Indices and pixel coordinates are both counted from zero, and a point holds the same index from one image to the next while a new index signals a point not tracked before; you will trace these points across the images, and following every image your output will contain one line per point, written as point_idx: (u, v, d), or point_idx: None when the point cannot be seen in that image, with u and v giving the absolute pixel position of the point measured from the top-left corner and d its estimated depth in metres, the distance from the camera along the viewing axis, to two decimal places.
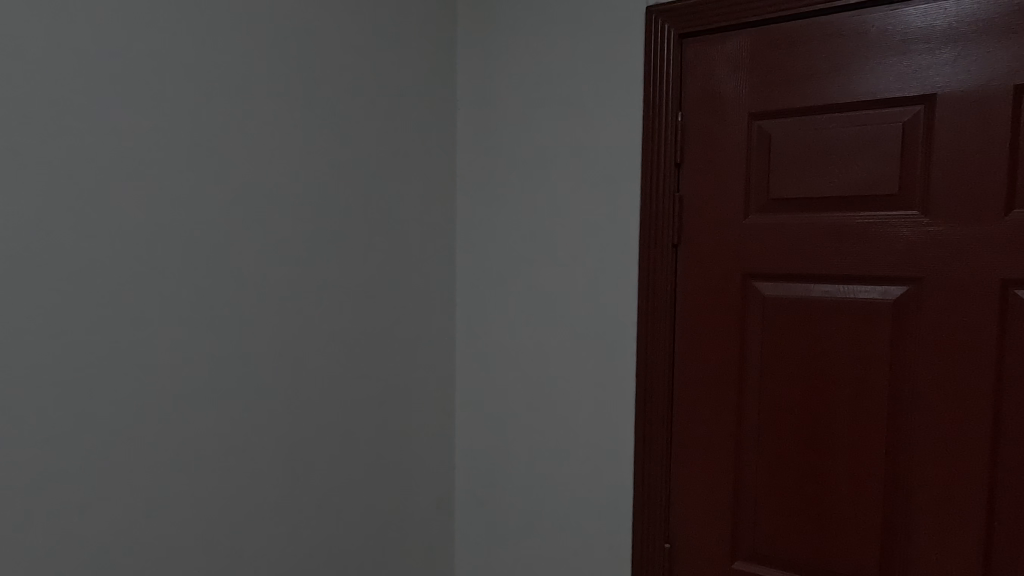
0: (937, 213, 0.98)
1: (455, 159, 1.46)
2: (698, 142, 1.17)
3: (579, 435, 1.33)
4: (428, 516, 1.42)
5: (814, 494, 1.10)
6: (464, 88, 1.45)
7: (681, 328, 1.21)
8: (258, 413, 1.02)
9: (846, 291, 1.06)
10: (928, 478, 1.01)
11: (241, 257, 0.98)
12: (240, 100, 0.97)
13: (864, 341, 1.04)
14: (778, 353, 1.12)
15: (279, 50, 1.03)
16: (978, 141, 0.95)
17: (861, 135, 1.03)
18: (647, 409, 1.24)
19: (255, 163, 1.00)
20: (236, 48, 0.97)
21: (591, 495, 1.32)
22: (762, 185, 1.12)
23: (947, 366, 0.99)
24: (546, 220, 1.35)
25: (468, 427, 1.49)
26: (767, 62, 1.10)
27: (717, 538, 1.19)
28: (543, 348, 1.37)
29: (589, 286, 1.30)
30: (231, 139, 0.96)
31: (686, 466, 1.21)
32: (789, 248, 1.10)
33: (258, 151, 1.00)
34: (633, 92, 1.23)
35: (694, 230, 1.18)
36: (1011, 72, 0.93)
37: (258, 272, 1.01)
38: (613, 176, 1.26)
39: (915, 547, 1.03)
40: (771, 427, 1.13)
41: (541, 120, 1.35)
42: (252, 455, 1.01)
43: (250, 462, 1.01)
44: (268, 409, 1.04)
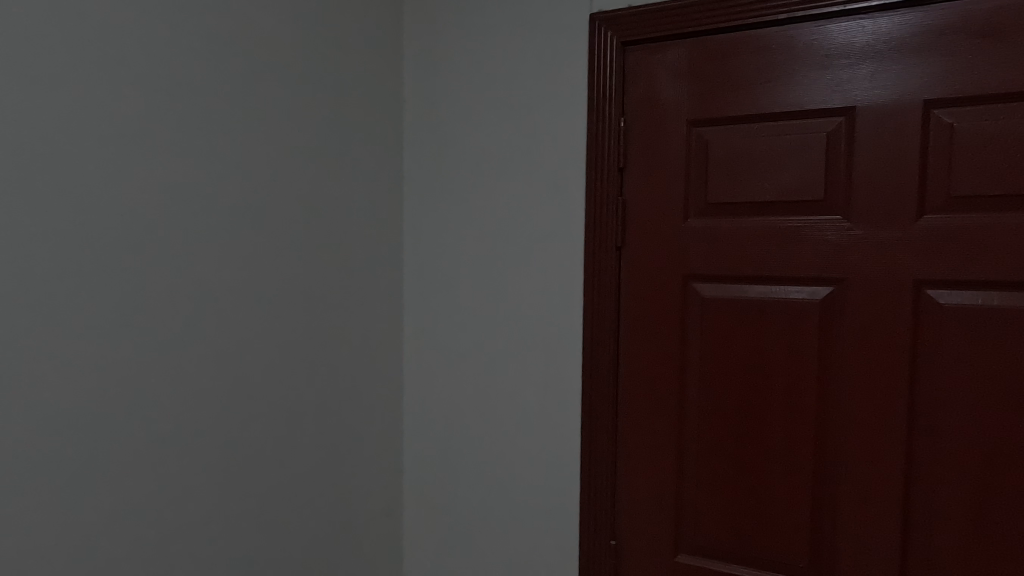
0: (858, 218, 1.05)
1: (401, 161, 1.44)
2: (640, 148, 1.21)
3: (527, 436, 1.34)
4: (375, 522, 1.40)
5: (751, 486, 1.15)
6: (410, 91, 1.44)
7: (626, 329, 1.23)
8: (195, 421, 0.98)
9: (778, 291, 1.11)
10: (852, 470, 1.07)
11: (177, 259, 0.94)
12: (177, 96, 0.94)
13: (794, 339, 1.10)
14: (717, 352, 1.16)
15: (218, 45, 1.00)
16: (894, 151, 1.02)
17: (789, 144, 1.09)
18: (594, 409, 1.26)
19: (194, 161, 0.96)
20: (173, 42, 0.93)
21: (539, 496, 1.33)
22: (701, 190, 1.17)
23: (868, 362, 1.06)
24: (493, 223, 1.35)
25: (416, 432, 1.47)
26: (704, 72, 1.15)
27: (662, 532, 1.22)
28: (490, 350, 1.37)
29: (535, 288, 1.31)
30: (167, 137, 0.93)
31: (631, 465, 1.24)
32: (727, 251, 1.14)
33: (196, 148, 0.97)
34: (578, 97, 1.25)
35: (638, 233, 1.22)
36: (922, 87, 1.00)
37: (194, 275, 0.97)
38: (560, 179, 1.28)
39: (841, 533, 1.09)
40: (710, 425, 1.17)
41: (487, 123, 1.35)
42: (186, 467, 0.97)
43: (187, 473, 0.97)
44: (206, 416, 1.00)
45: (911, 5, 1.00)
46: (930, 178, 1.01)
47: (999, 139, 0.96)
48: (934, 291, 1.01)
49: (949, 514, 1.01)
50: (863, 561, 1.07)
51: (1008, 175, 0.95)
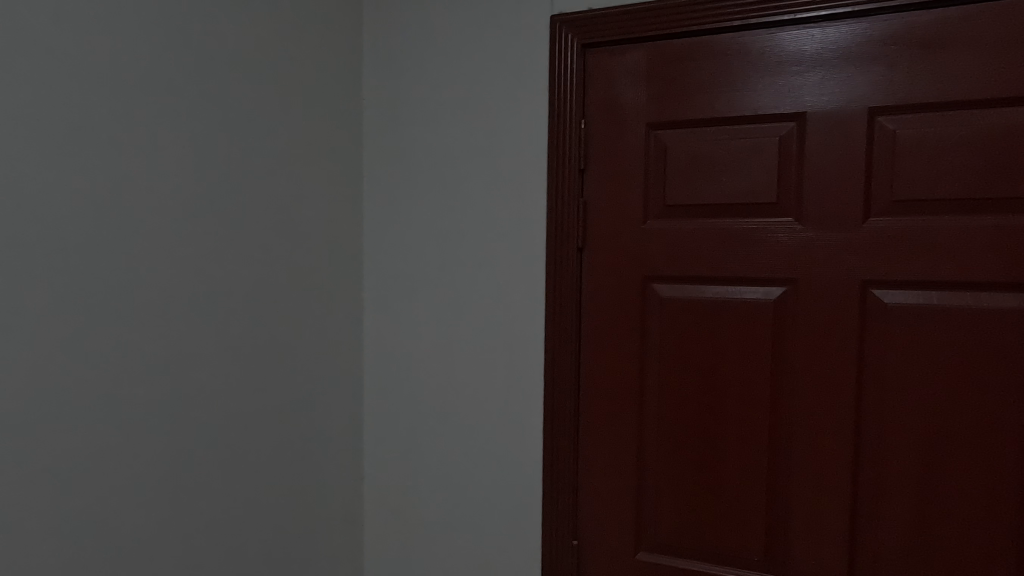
0: (808, 221, 1.08)
1: (361, 160, 1.42)
2: (601, 150, 1.22)
3: (489, 438, 1.33)
4: (333, 529, 1.36)
5: (708, 483, 1.17)
6: (370, 90, 1.41)
7: (587, 329, 1.24)
8: (144, 427, 0.94)
9: (734, 292, 1.14)
10: (804, 464, 1.10)
11: (125, 257, 0.90)
12: (127, 88, 0.90)
13: (749, 338, 1.13)
14: (675, 352, 1.18)
15: (169, 36, 0.96)
16: (841, 156, 1.06)
17: (744, 147, 1.12)
18: (555, 410, 1.26)
19: (143, 156, 0.92)
20: (122, 31, 0.89)
21: (502, 498, 1.33)
22: (659, 193, 1.19)
23: (818, 361, 1.09)
24: (454, 224, 1.34)
25: (376, 435, 1.44)
26: (662, 76, 1.16)
27: (623, 531, 1.24)
28: (452, 352, 1.36)
29: (497, 289, 1.31)
30: (116, 130, 0.88)
31: (593, 465, 1.25)
32: (684, 252, 1.16)
33: (146, 142, 0.93)
34: (539, 98, 1.25)
35: (598, 235, 1.23)
36: (867, 94, 1.04)
37: (144, 275, 0.93)
38: (522, 180, 1.28)
39: (794, 527, 1.12)
40: (669, 423, 1.19)
41: (449, 123, 1.34)
42: (135, 474, 0.93)
43: (137, 481, 0.93)
44: (157, 422, 0.96)
45: (857, 16, 1.04)
46: (875, 182, 1.05)
47: (938, 146, 1.00)
48: (880, 291, 1.06)
49: (893, 505, 1.06)
50: (815, 553, 1.11)
51: (946, 180, 1.00)
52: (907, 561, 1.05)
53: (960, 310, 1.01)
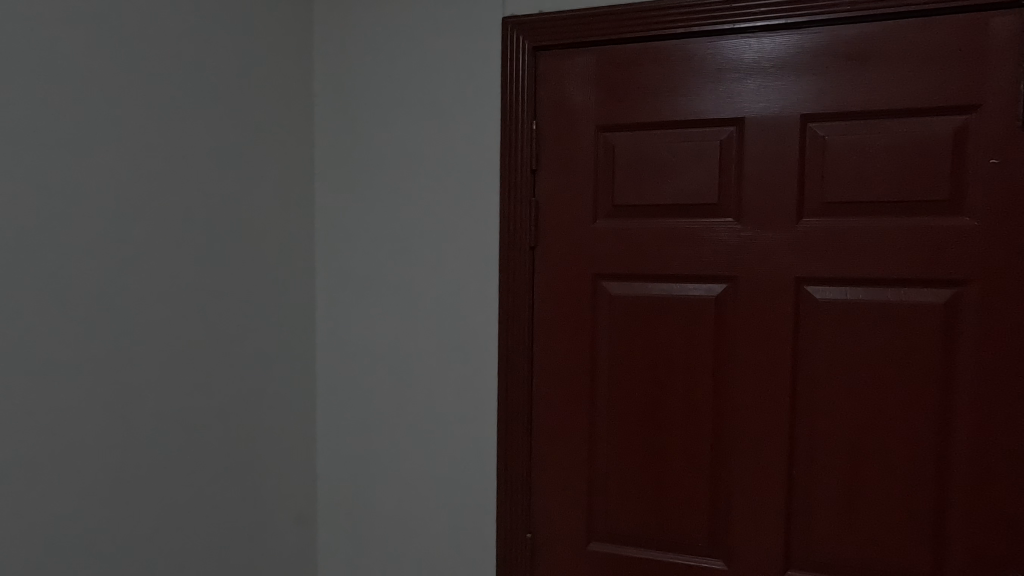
0: (747, 221, 1.14)
1: (313, 157, 1.40)
2: (552, 151, 1.24)
3: (445, 436, 1.34)
4: (286, 532, 1.34)
5: (656, 474, 1.21)
6: (321, 86, 1.39)
7: (540, 326, 1.27)
8: (87, 431, 0.91)
9: (679, 289, 1.19)
10: (744, 452, 1.16)
11: (64, 255, 0.87)
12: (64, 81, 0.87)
13: (692, 333, 1.18)
14: (624, 347, 1.22)
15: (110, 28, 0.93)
16: (777, 160, 1.12)
17: (687, 150, 1.16)
18: (509, 406, 1.28)
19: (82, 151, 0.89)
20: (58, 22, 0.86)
21: (459, 495, 1.34)
22: (608, 193, 1.22)
23: (756, 354, 1.15)
24: (408, 222, 1.34)
25: (330, 436, 1.43)
26: (610, 80, 1.20)
27: (575, 523, 1.27)
28: (407, 351, 1.36)
29: (452, 288, 1.32)
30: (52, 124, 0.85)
31: (546, 459, 1.28)
32: (632, 251, 1.20)
33: (86, 137, 0.90)
34: (493, 99, 1.27)
35: (550, 234, 1.25)
36: (800, 102, 1.10)
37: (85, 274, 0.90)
38: (476, 179, 1.29)
39: (735, 513, 1.17)
40: (619, 417, 1.23)
41: (403, 122, 1.34)
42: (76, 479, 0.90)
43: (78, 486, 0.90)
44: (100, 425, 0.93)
45: (792, 27, 1.10)
46: (808, 185, 1.11)
47: (864, 151, 1.07)
48: (812, 287, 1.12)
49: (825, 488, 1.12)
50: (755, 537, 1.16)
51: (871, 184, 1.07)
52: (838, 541, 1.12)
53: (884, 305, 1.08)
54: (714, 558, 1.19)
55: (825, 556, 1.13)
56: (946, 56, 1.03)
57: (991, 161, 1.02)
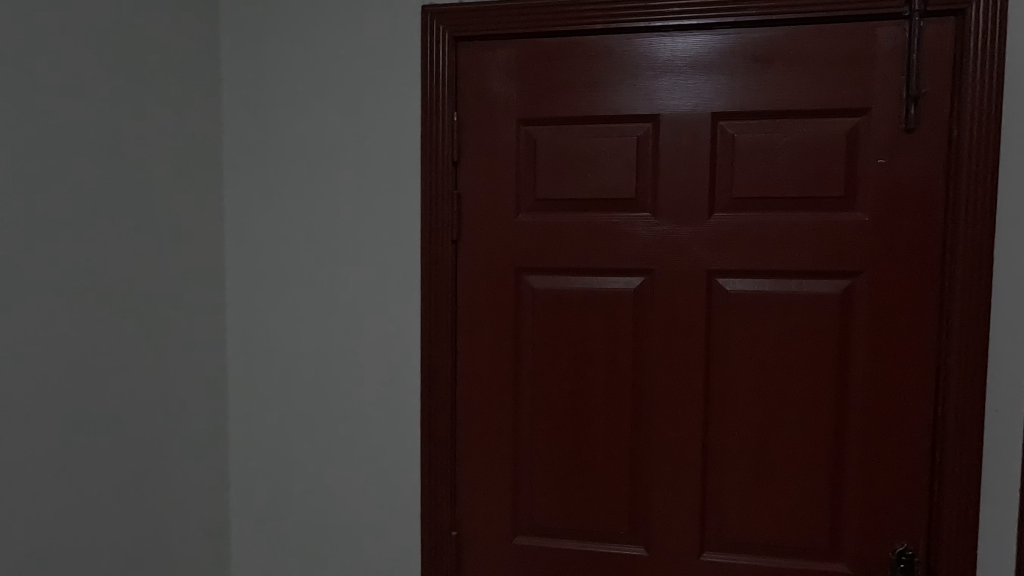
0: (663, 215, 1.17)
1: (220, 144, 1.31)
2: (474, 143, 1.23)
3: (368, 436, 1.29)
4: (193, 545, 1.26)
5: (579, 464, 1.23)
6: (229, 68, 1.30)
7: (463, 321, 1.25)
8: None
9: (600, 282, 1.20)
10: (662, 440, 1.19)
11: None
12: None
13: (613, 325, 1.20)
14: (548, 340, 1.22)
15: None
16: (690, 156, 1.16)
17: (606, 145, 1.18)
18: (433, 403, 1.26)
19: None
20: None
21: (383, 498, 1.29)
22: (530, 186, 1.22)
23: (673, 344, 1.18)
24: (326, 216, 1.28)
25: (243, 441, 1.35)
26: (531, 73, 1.20)
27: (500, 518, 1.26)
28: (327, 349, 1.30)
29: (373, 284, 1.27)
30: None
31: (470, 455, 1.26)
32: (553, 245, 1.21)
33: None
34: (412, 89, 1.23)
35: (473, 228, 1.24)
36: (711, 100, 1.15)
37: None
38: (396, 171, 1.25)
39: (653, 500, 1.21)
40: (543, 410, 1.23)
41: (320, 110, 1.27)
42: None
43: None
44: None
45: (702, 29, 1.14)
46: (718, 181, 1.16)
47: (769, 150, 1.13)
48: (723, 279, 1.17)
49: (735, 471, 1.18)
50: (672, 521, 1.20)
51: (775, 180, 1.13)
52: (748, 522, 1.18)
53: (788, 295, 1.14)
54: (635, 545, 1.22)
55: (737, 536, 1.18)
56: (840, 62, 1.10)
57: (879, 161, 1.10)
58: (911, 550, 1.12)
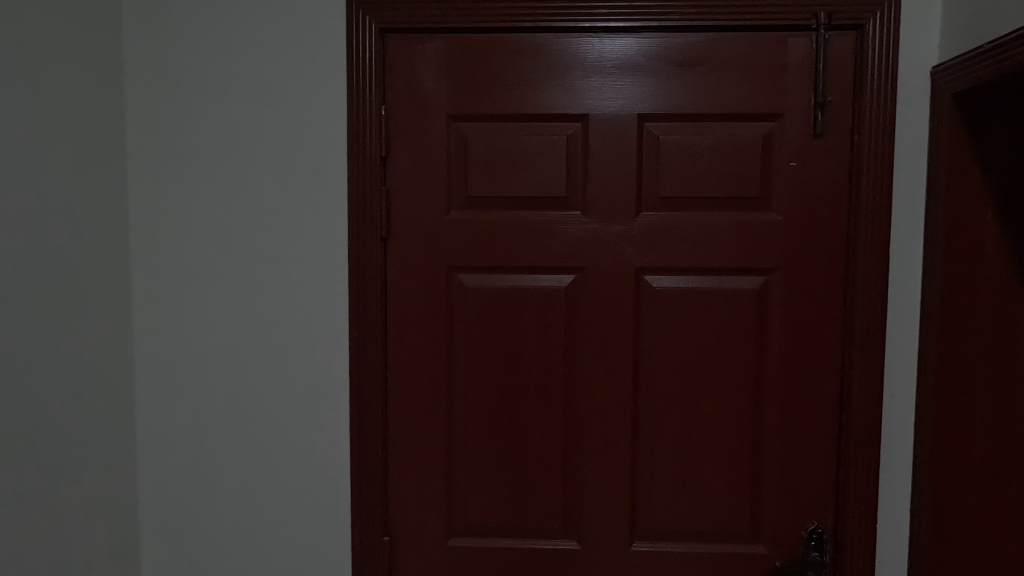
0: (593, 214, 1.19)
1: (123, 133, 1.20)
2: (403, 139, 1.20)
3: (294, 444, 1.23)
4: (97, 569, 1.15)
5: (513, 462, 1.23)
6: (132, 51, 1.20)
7: (394, 321, 1.22)
8: None
9: (532, 280, 1.21)
10: (593, 434, 1.21)
11: None
12: None
13: (546, 323, 1.21)
14: (481, 339, 1.22)
15: None
16: (618, 156, 1.18)
17: (537, 144, 1.19)
18: (362, 406, 1.21)
19: None
20: None
21: (310, 507, 1.24)
22: (461, 183, 1.20)
23: (603, 339, 1.20)
24: (245, 212, 1.21)
25: (153, 453, 1.25)
26: (461, 69, 1.18)
27: (434, 520, 1.24)
28: (248, 353, 1.23)
29: (298, 284, 1.21)
30: None
31: (402, 457, 1.23)
32: (485, 243, 1.20)
33: None
34: (337, 80, 1.18)
35: (403, 225, 1.21)
36: (638, 102, 1.17)
37: None
38: (321, 166, 1.19)
39: (586, 493, 1.22)
40: (476, 409, 1.22)
41: (236, 100, 1.20)
42: None
43: None
44: None
45: (628, 31, 1.16)
46: (645, 180, 1.19)
47: (691, 152, 1.17)
48: (650, 277, 1.20)
49: (662, 462, 1.22)
50: (604, 514, 1.23)
51: (698, 181, 1.17)
52: (675, 510, 1.22)
53: (710, 291, 1.19)
54: (568, 539, 1.24)
55: (664, 525, 1.22)
56: (756, 69, 1.15)
57: (791, 163, 1.16)
58: (820, 528, 1.20)
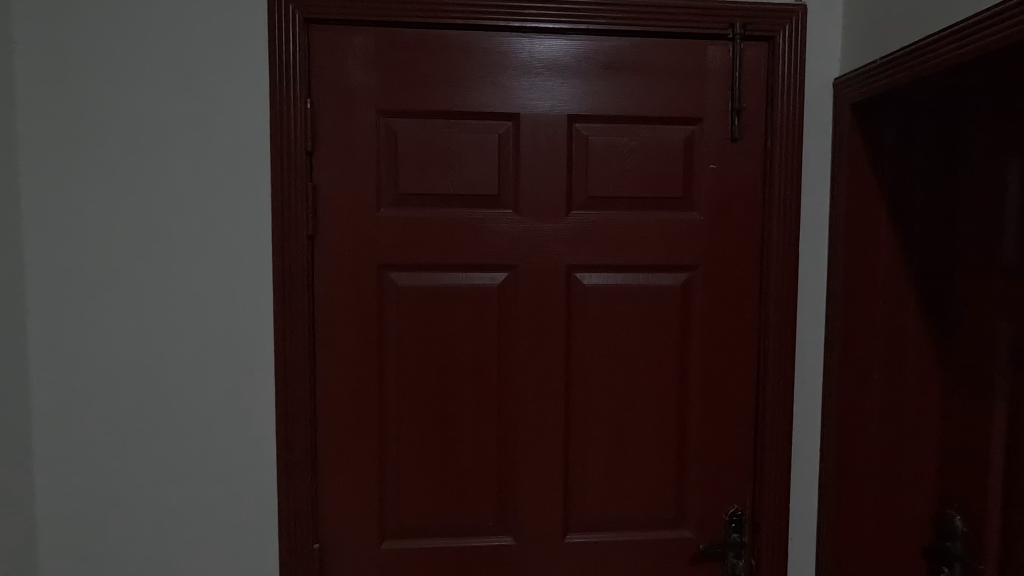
0: (525, 213, 1.20)
1: (13, 120, 1.09)
2: (330, 134, 1.16)
3: (215, 454, 1.17)
4: None
5: (448, 460, 1.22)
6: (23, 30, 1.09)
7: (322, 321, 1.18)
8: None
9: (466, 278, 1.20)
10: (527, 430, 1.23)
11: None
12: None
13: (479, 321, 1.21)
14: (413, 338, 1.20)
15: None
16: (549, 156, 1.20)
17: (469, 141, 1.18)
18: (290, 411, 1.17)
19: None
20: None
21: (234, 518, 1.18)
22: (392, 180, 1.18)
23: (536, 336, 1.22)
24: (157, 207, 1.13)
25: (54, 470, 1.15)
26: (390, 64, 1.16)
27: (366, 524, 1.21)
28: (163, 358, 1.15)
29: (218, 284, 1.15)
30: None
31: (333, 461, 1.20)
32: (417, 241, 1.19)
33: None
34: (259, 71, 1.13)
35: (331, 223, 1.17)
36: (567, 103, 1.20)
37: None
38: (241, 160, 1.14)
39: (520, 488, 1.24)
40: (409, 409, 1.21)
41: (146, 88, 1.12)
42: None
43: None
44: None
45: (557, 33, 1.18)
46: (574, 180, 1.21)
47: (619, 153, 1.21)
48: (581, 274, 1.23)
49: (593, 454, 1.25)
50: (538, 508, 1.24)
51: (625, 182, 1.21)
52: (606, 500, 1.26)
53: (638, 288, 1.23)
54: (503, 535, 1.25)
55: (596, 515, 1.26)
56: (678, 75, 1.20)
57: (711, 166, 1.22)
58: (740, 511, 1.27)
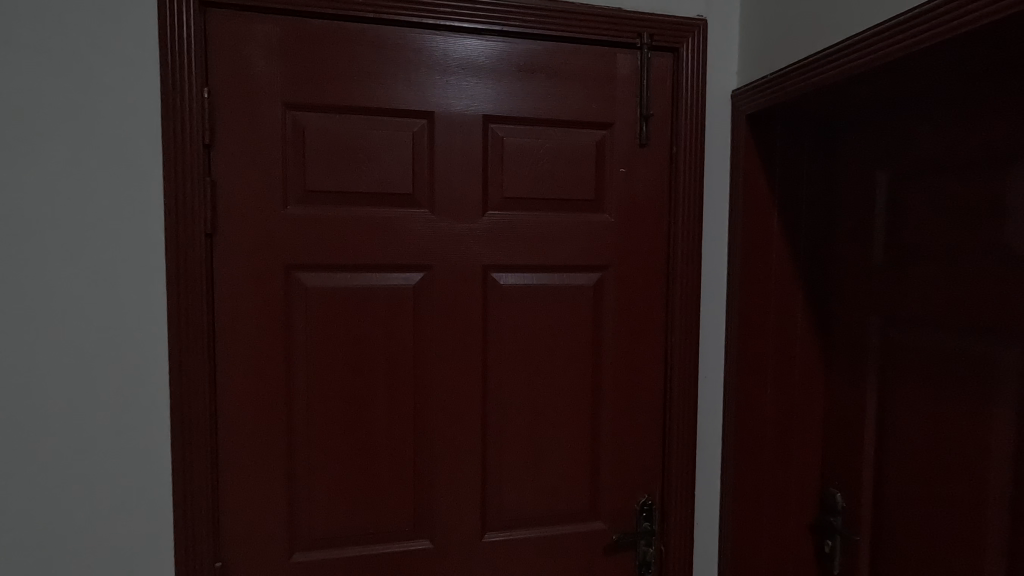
0: (440, 212, 1.19)
1: None
2: (231, 125, 1.09)
3: (99, 473, 1.06)
4: None
5: (361, 466, 1.19)
6: None
7: (223, 325, 1.11)
8: None
9: (379, 278, 1.18)
10: (443, 431, 1.22)
11: None
12: None
13: (393, 322, 1.18)
14: (322, 340, 1.15)
15: None
16: (464, 155, 1.19)
17: (381, 138, 1.15)
18: (187, 422, 1.09)
19: None
20: None
21: (123, 542, 1.08)
22: (300, 176, 1.13)
23: (452, 336, 1.21)
24: (25, 202, 1.01)
25: None
26: (296, 55, 1.11)
27: (274, 537, 1.15)
28: (33, 370, 1.03)
29: (101, 286, 1.04)
30: None
31: (236, 472, 1.13)
32: (327, 240, 1.14)
33: None
34: (148, 56, 1.04)
35: (232, 220, 1.10)
36: (482, 103, 1.20)
37: None
38: (129, 151, 1.04)
39: (437, 490, 1.22)
40: (320, 415, 1.16)
41: (9, 67, 0.99)
42: None
43: None
44: None
45: (472, 33, 1.18)
46: (490, 181, 1.22)
47: (533, 154, 1.23)
48: (497, 274, 1.23)
49: (510, 452, 1.26)
50: (455, 508, 1.24)
51: (539, 183, 1.23)
52: (523, 496, 1.27)
53: (552, 287, 1.26)
54: (420, 538, 1.23)
55: (513, 512, 1.27)
56: (590, 81, 1.24)
57: (621, 170, 1.27)
58: (650, 500, 1.33)
